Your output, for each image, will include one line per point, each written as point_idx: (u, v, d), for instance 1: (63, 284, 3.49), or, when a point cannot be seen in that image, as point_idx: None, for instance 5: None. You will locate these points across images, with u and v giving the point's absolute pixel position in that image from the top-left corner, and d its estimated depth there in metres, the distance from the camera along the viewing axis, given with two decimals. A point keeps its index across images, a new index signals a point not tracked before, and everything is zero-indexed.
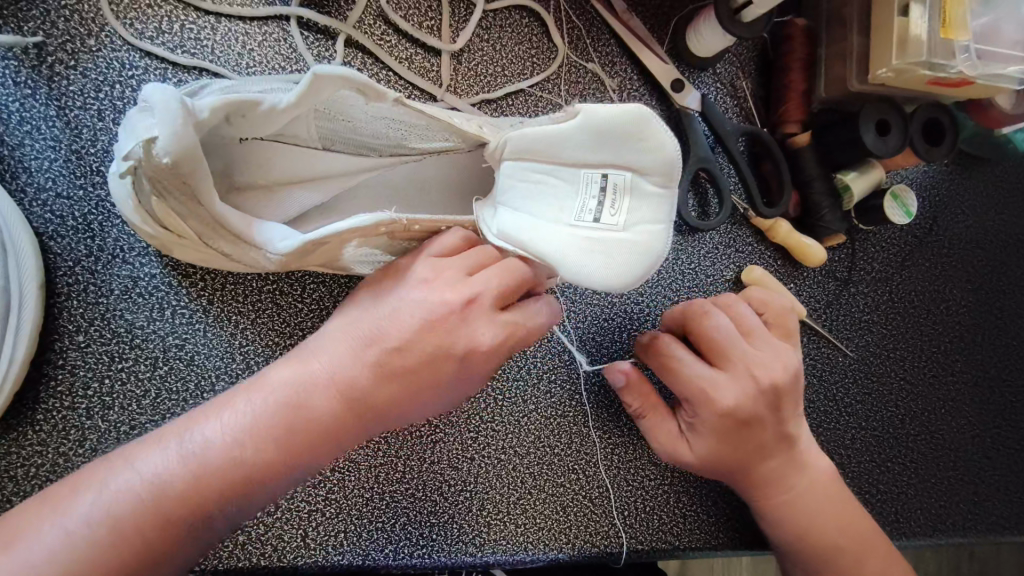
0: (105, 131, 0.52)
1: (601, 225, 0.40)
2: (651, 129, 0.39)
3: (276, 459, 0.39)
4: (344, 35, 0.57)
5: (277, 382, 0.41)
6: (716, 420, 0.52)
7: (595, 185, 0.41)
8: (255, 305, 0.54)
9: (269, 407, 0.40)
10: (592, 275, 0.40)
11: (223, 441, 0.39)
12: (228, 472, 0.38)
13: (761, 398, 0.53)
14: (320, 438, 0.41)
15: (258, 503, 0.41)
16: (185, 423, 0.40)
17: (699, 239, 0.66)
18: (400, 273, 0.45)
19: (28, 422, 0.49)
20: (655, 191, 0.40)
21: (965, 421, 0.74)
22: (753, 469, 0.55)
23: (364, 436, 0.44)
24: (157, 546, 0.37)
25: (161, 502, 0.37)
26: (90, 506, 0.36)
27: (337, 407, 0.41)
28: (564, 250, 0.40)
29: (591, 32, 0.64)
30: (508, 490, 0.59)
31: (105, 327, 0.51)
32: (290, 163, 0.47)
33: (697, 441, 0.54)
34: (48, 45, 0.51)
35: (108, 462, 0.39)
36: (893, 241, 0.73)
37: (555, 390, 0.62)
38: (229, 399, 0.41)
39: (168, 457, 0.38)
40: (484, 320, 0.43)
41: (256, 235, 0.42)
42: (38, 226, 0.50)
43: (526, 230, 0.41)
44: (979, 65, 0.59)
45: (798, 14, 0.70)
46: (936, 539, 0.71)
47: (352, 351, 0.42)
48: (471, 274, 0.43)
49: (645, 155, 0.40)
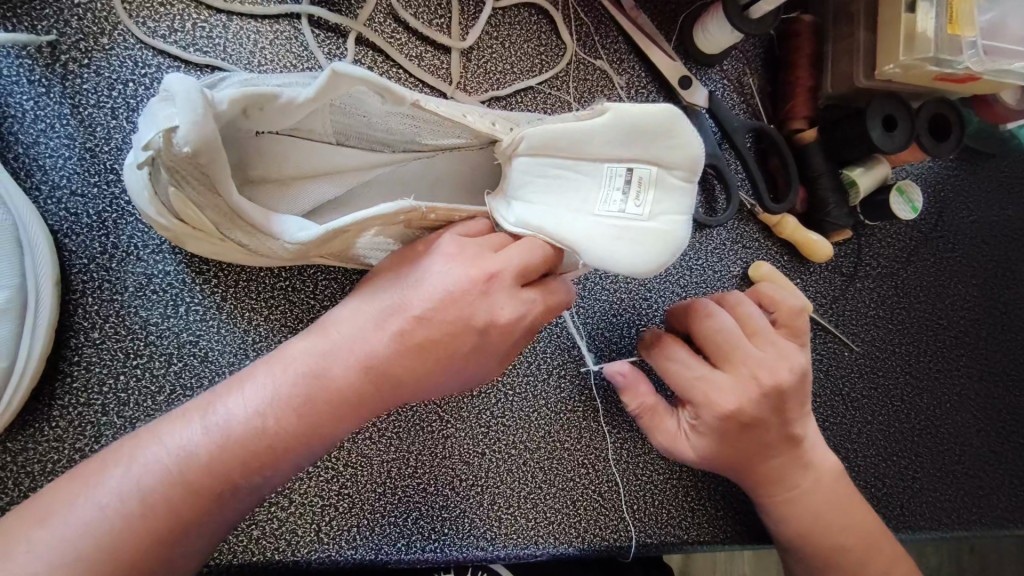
0: (118, 129, 0.52)
1: (627, 214, 0.41)
2: (678, 128, 0.40)
3: (297, 430, 0.41)
4: (355, 33, 0.57)
5: (299, 355, 0.43)
6: (716, 420, 0.52)
7: (619, 178, 0.42)
8: (268, 301, 0.54)
9: (292, 380, 0.41)
10: (623, 260, 0.40)
11: (247, 415, 0.40)
12: (252, 445, 0.40)
13: (763, 401, 0.52)
14: (340, 410, 0.42)
15: (280, 476, 0.42)
16: (210, 400, 0.42)
17: (707, 235, 0.67)
18: (422, 253, 0.46)
19: (43, 418, 0.49)
20: (679, 184, 0.41)
21: (970, 416, 0.75)
22: (758, 466, 0.55)
23: (383, 409, 0.45)
24: (186, 518, 0.38)
25: (189, 474, 0.38)
26: (120, 480, 0.38)
27: (356, 379, 0.42)
28: (592, 237, 0.41)
29: (599, 29, 0.64)
30: (519, 484, 0.59)
31: (120, 324, 0.51)
32: (304, 159, 0.48)
33: (697, 439, 0.54)
34: (62, 44, 0.52)
35: (136, 440, 0.40)
36: (899, 236, 0.73)
37: (565, 386, 0.62)
38: (252, 374, 0.43)
39: (195, 432, 0.40)
40: (505, 295, 0.43)
41: (273, 225, 0.43)
42: (53, 224, 0.51)
43: (549, 220, 0.42)
44: (986, 62, 0.59)
45: (805, 9, 0.70)
46: (941, 532, 0.71)
47: (373, 326, 0.43)
48: (495, 252, 0.43)
49: (671, 151, 0.41)
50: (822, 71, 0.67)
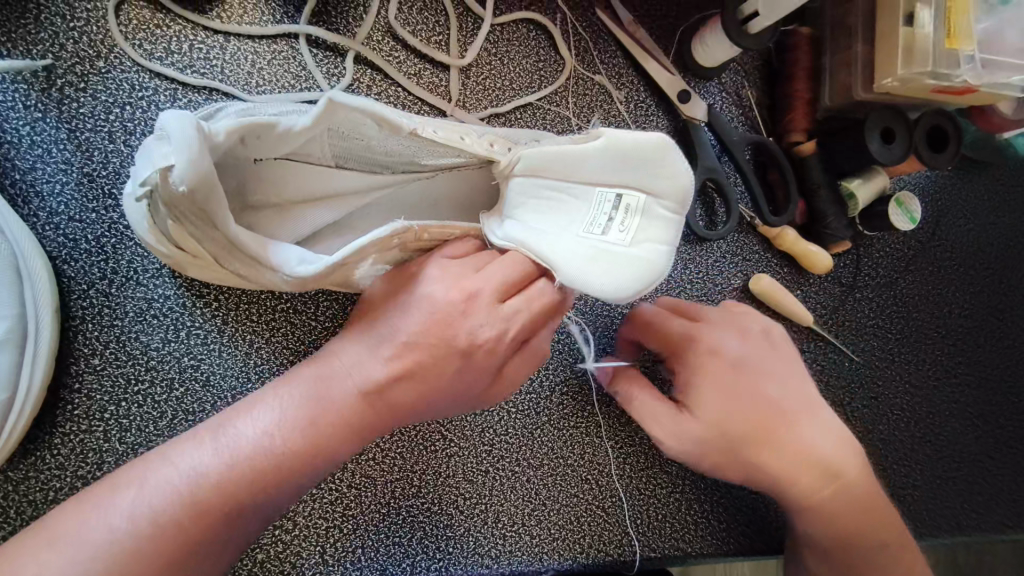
0: (116, 153, 0.52)
1: (610, 239, 0.41)
2: (670, 159, 0.41)
3: (302, 451, 0.41)
4: (353, 53, 0.57)
5: (301, 383, 0.43)
6: (711, 357, 0.54)
7: (607, 203, 0.41)
8: (269, 323, 0.54)
9: (296, 404, 0.42)
10: (597, 284, 0.40)
11: (254, 438, 0.41)
12: (259, 468, 0.40)
13: (747, 344, 0.56)
14: (342, 433, 0.42)
15: (287, 496, 0.42)
16: (219, 422, 0.42)
17: (708, 248, 0.66)
18: (412, 274, 0.45)
19: (45, 446, 0.49)
20: (666, 214, 0.41)
21: (968, 423, 0.75)
22: (771, 427, 0.54)
23: (383, 430, 0.45)
24: (198, 540, 0.38)
25: (199, 496, 0.39)
26: (131, 503, 0.38)
27: (357, 404, 0.43)
28: (571, 259, 0.41)
29: (597, 44, 0.64)
30: (523, 501, 0.59)
31: (121, 350, 0.51)
32: (303, 182, 0.49)
33: (701, 390, 0.53)
34: (57, 68, 0.51)
35: (146, 461, 0.40)
36: (896, 246, 0.73)
37: (567, 402, 0.62)
38: (257, 399, 0.43)
39: (204, 455, 0.40)
40: (487, 316, 0.43)
41: (272, 257, 0.42)
42: (51, 250, 0.50)
43: (534, 240, 0.42)
44: (983, 75, 0.60)
45: (802, 21, 0.70)
46: (939, 539, 0.72)
47: (369, 351, 0.43)
48: (476, 270, 0.43)
49: (661, 181, 0.41)
50: (819, 84, 0.67)
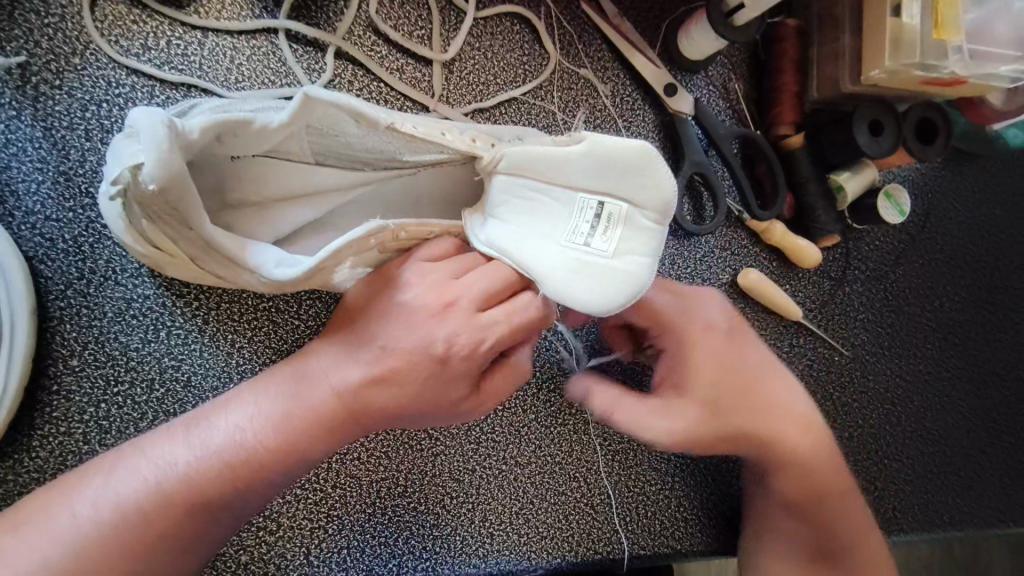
0: (93, 151, 0.51)
1: (592, 250, 0.39)
2: (652, 167, 0.39)
3: (272, 450, 0.42)
4: (334, 47, 0.56)
5: (278, 383, 0.44)
6: (700, 331, 0.53)
7: (589, 211, 0.40)
8: (251, 323, 0.54)
9: (269, 404, 0.43)
10: (577, 297, 0.39)
11: (225, 436, 0.42)
12: (228, 465, 0.41)
13: (730, 318, 0.55)
14: (316, 435, 0.43)
15: (260, 495, 0.43)
16: (194, 417, 0.44)
17: (695, 243, 0.66)
18: (391, 279, 0.44)
19: (23, 449, 0.48)
20: (650, 225, 0.39)
21: (960, 416, 0.75)
22: (750, 397, 0.53)
23: (360, 434, 0.46)
24: (165, 533, 0.40)
25: (165, 489, 0.40)
26: (101, 493, 0.40)
27: (330, 408, 0.43)
28: (551, 269, 0.40)
29: (583, 38, 0.64)
30: (511, 500, 0.59)
31: (100, 351, 0.51)
32: (282, 181, 0.49)
33: (687, 362, 0.52)
34: (32, 65, 0.50)
35: (121, 453, 0.42)
36: (887, 239, 0.73)
37: (554, 399, 0.61)
38: (233, 397, 0.44)
39: (174, 447, 0.42)
40: (463, 324, 0.41)
41: (249, 258, 0.42)
42: (27, 250, 0.50)
43: (516, 244, 0.41)
44: (971, 67, 0.59)
45: (790, 13, 0.69)
46: (931, 533, 0.72)
47: (344, 353, 0.44)
48: (456, 278, 0.42)
49: (644, 190, 0.39)
50: (807, 76, 0.67)
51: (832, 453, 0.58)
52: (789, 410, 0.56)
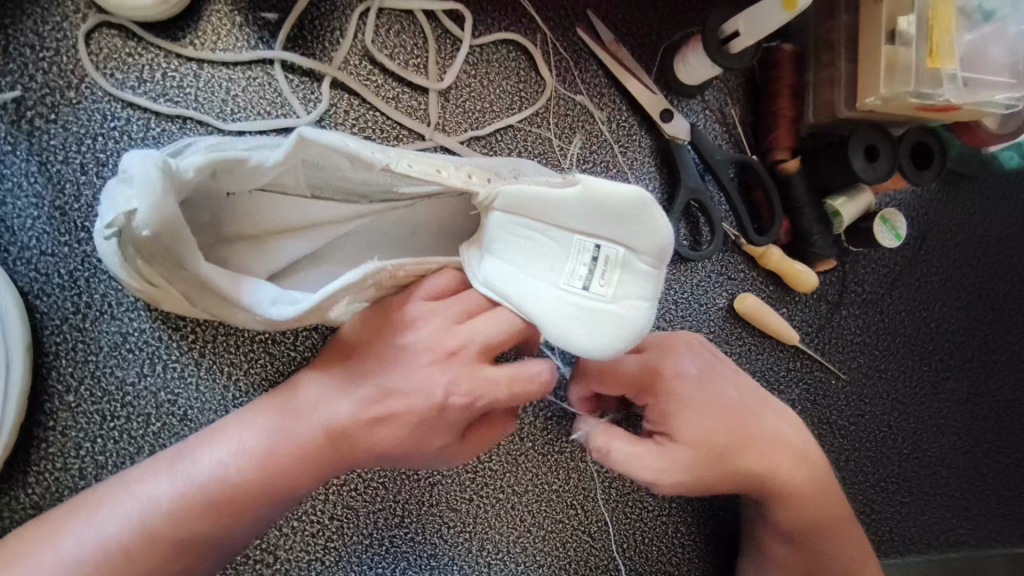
0: (89, 185, 0.51)
1: (591, 294, 0.40)
2: (648, 214, 0.38)
3: (258, 486, 0.42)
4: (329, 78, 0.56)
5: (266, 417, 0.44)
6: (674, 381, 0.52)
7: (586, 254, 0.40)
8: (247, 356, 0.53)
9: (256, 436, 0.43)
10: (579, 342, 0.40)
11: (211, 471, 0.42)
12: (214, 501, 0.42)
13: (701, 361, 0.55)
14: (303, 469, 0.43)
15: (246, 530, 0.43)
16: (179, 451, 0.44)
17: (692, 268, 0.66)
18: (393, 319, 0.44)
19: (19, 485, 0.49)
20: (647, 269, 0.40)
21: (957, 438, 0.75)
22: (746, 435, 0.54)
23: (348, 467, 0.46)
24: (153, 569, 0.41)
25: (151, 528, 0.41)
26: (91, 531, 0.41)
27: (318, 444, 0.43)
28: (551, 313, 0.41)
29: (579, 64, 0.63)
30: (508, 529, 0.59)
31: (96, 386, 0.51)
32: (279, 216, 0.49)
33: (680, 413, 0.51)
34: (27, 99, 0.50)
35: (110, 488, 0.43)
36: (883, 261, 0.73)
37: (552, 427, 0.61)
38: (219, 429, 0.45)
39: (159, 483, 0.42)
40: (463, 374, 0.42)
41: (244, 296, 0.42)
42: (23, 286, 0.50)
43: (514, 286, 0.42)
44: (966, 95, 0.59)
45: (786, 37, 0.70)
46: (927, 555, 0.72)
47: (336, 387, 0.45)
48: (459, 323, 0.43)
49: (640, 235, 0.39)
50: (803, 102, 0.67)
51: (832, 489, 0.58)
52: (788, 444, 0.56)
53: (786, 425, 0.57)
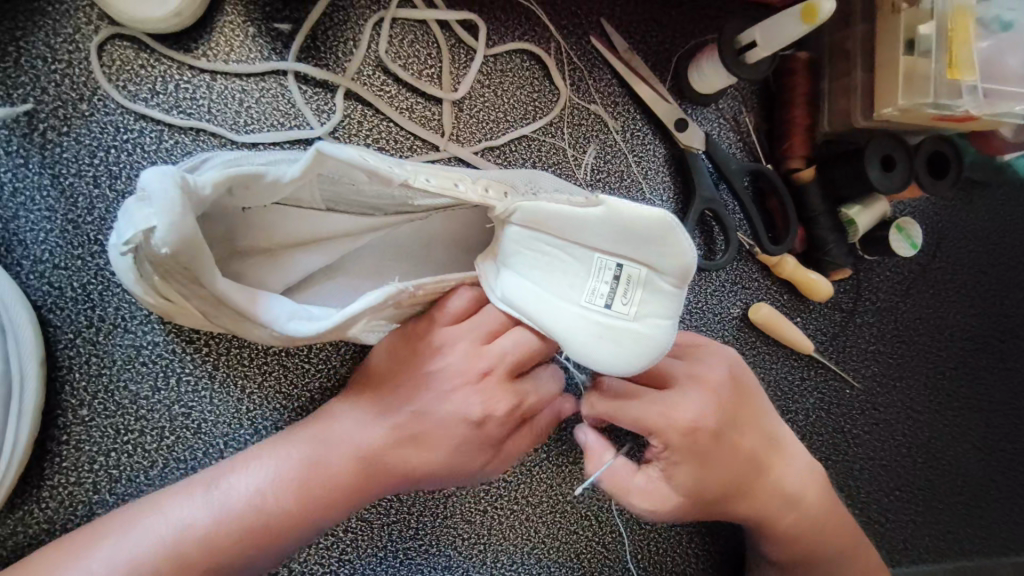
0: (102, 198, 0.50)
1: (612, 313, 0.40)
2: (671, 238, 0.38)
3: (291, 509, 0.45)
4: (343, 89, 0.56)
5: (299, 445, 0.46)
6: (686, 433, 0.49)
7: (608, 272, 0.40)
8: (261, 368, 0.53)
9: (290, 465, 0.45)
10: (601, 360, 0.41)
11: (246, 493, 0.44)
12: (249, 521, 0.43)
13: (720, 409, 0.51)
14: (336, 495, 0.46)
15: (275, 554, 0.45)
16: (213, 474, 0.45)
17: (707, 277, 0.65)
18: (421, 345, 0.46)
19: (33, 500, 0.48)
20: (669, 289, 0.40)
21: (971, 447, 0.75)
22: (740, 487, 0.53)
23: (377, 495, 0.48)
24: None
25: (184, 548, 0.42)
26: (121, 550, 0.41)
27: (353, 470, 0.46)
28: (572, 331, 0.41)
29: (592, 72, 0.63)
30: (522, 540, 0.59)
31: (109, 400, 0.50)
32: (294, 227, 0.48)
33: (674, 465, 0.50)
34: (40, 112, 0.50)
35: (140, 509, 0.44)
36: (898, 269, 0.72)
37: (565, 438, 0.61)
38: (253, 456, 0.46)
39: (194, 506, 0.43)
40: (495, 392, 0.46)
41: (261, 313, 0.41)
42: (36, 300, 0.49)
43: (534, 302, 0.42)
44: (986, 105, 0.58)
45: (801, 45, 0.69)
46: (942, 564, 0.72)
47: (368, 418, 0.47)
48: (486, 343, 0.45)
49: (663, 258, 0.39)
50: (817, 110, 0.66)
51: (837, 514, 0.59)
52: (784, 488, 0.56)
53: (791, 467, 0.57)
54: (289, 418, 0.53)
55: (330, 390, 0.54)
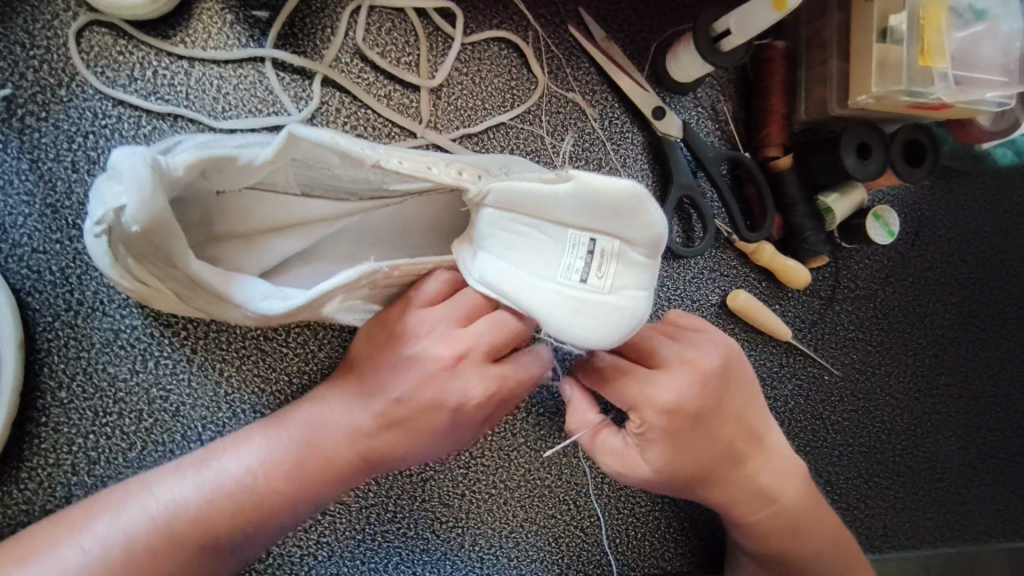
0: (80, 182, 0.51)
1: (589, 286, 0.41)
2: (641, 207, 0.39)
3: (281, 489, 0.46)
4: (321, 75, 0.56)
5: (290, 428, 0.48)
6: (662, 420, 0.49)
7: (582, 247, 0.41)
8: (239, 351, 0.54)
9: (280, 446, 0.47)
10: (582, 335, 0.41)
11: (237, 473, 0.46)
12: (239, 498, 0.45)
13: (704, 392, 0.51)
14: (326, 475, 0.47)
15: (265, 534, 0.47)
16: (205, 455, 0.47)
17: (685, 264, 0.66)
18: (397, 330, 0.47)
19: (11, 481, 0.49)
20: (641, 258, 0.41)
21: (951, 434, 0.75)
22: (719, 473, 0.54)
23: (366, 476, 0.49)
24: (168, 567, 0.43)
25: (174, 525, 0.43)
26: (113, 526, 0.43)
27: (341, 452, 0.47)
28: (550, 308, 0.41)
29: (570, 61, 0.63)
30: (500, 523, 0.59)
31: (88, 382, 0.51)
32: (269, 212, 0.48)
33: (649, 444, 0.50)
34: (18, 97, 0.50)
35: (132, 488, 0.45)
36: (877, 257, 0.73)
37: (543, 423, 0.61)
38: (244, 438, 0.48)
39: (186, 485, 0.45)
40: (472, 374, 0.45)
41: (236, 294, 0.42)
42: (15, 283, 0.50)
43: (512, 283, 0.42)
44: (958, 91, 0.59)
45: (778, 34, 0.69)
46: (922, 550, 0.73)
47: (353, 401, 0.48)
48: (462, 324, 0.45)
49: (635, 228, 0.40)
50: (795, 98, 0.67)
51: (815, 499, 0.60)
52: (756, 480, 0.56)
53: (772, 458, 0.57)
54: (267, 402, 0.54)
55: (307, 374, 0.55)
